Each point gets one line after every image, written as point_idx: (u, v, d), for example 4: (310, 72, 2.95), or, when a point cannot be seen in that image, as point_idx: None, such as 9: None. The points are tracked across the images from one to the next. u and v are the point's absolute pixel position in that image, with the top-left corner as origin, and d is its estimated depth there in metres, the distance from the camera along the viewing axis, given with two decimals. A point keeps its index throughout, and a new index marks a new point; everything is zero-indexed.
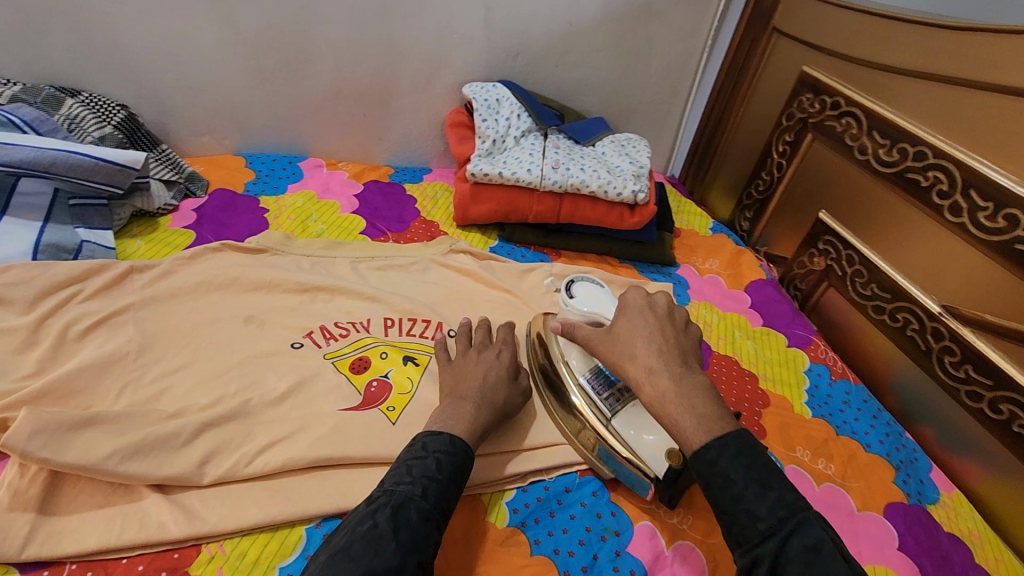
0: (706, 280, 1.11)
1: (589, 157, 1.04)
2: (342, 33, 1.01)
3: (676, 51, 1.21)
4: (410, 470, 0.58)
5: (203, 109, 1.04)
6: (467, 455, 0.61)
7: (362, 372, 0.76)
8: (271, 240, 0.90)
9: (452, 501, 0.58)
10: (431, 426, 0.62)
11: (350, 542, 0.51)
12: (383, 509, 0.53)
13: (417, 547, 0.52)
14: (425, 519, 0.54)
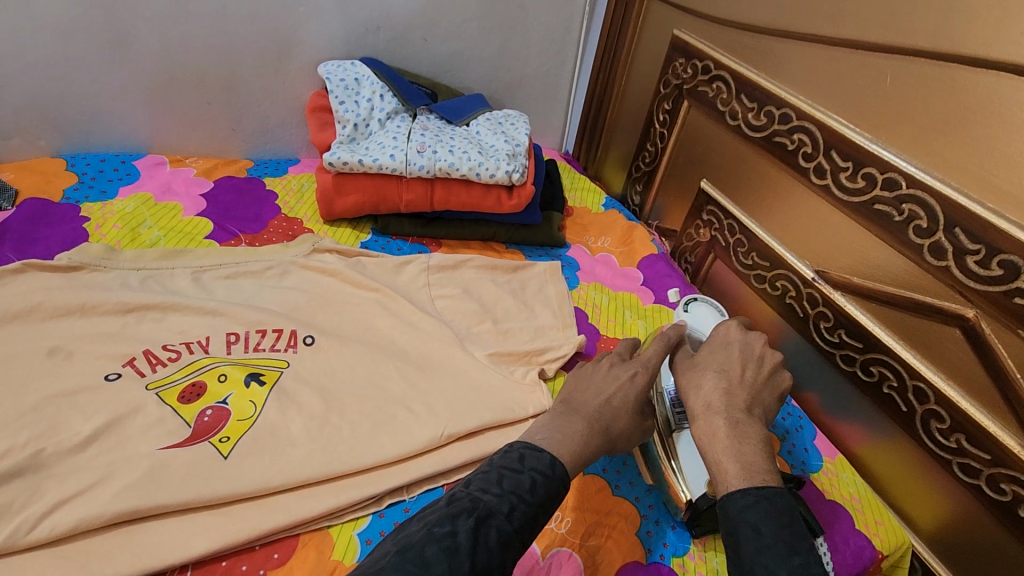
0: (597, 260, 1.07)
1: (461, 138, 0.95)
2: (163, 11, 0.89)
3: (554, 19, 1.14)
4: (500, 482, 0.53)
5: (9, 106, 0.91)
6: (563, 482, 0.56)
7: (194, 401, 0.67)
8: (89, 254, 0.78)
9: (536, 529, 0.53)
10: (533, 441, 0.58)
11: (423, 548, 0.46)
12: (467, 521, 0.49)
13: (489, 574, 0.47)
14: (504, 544, 0.49)
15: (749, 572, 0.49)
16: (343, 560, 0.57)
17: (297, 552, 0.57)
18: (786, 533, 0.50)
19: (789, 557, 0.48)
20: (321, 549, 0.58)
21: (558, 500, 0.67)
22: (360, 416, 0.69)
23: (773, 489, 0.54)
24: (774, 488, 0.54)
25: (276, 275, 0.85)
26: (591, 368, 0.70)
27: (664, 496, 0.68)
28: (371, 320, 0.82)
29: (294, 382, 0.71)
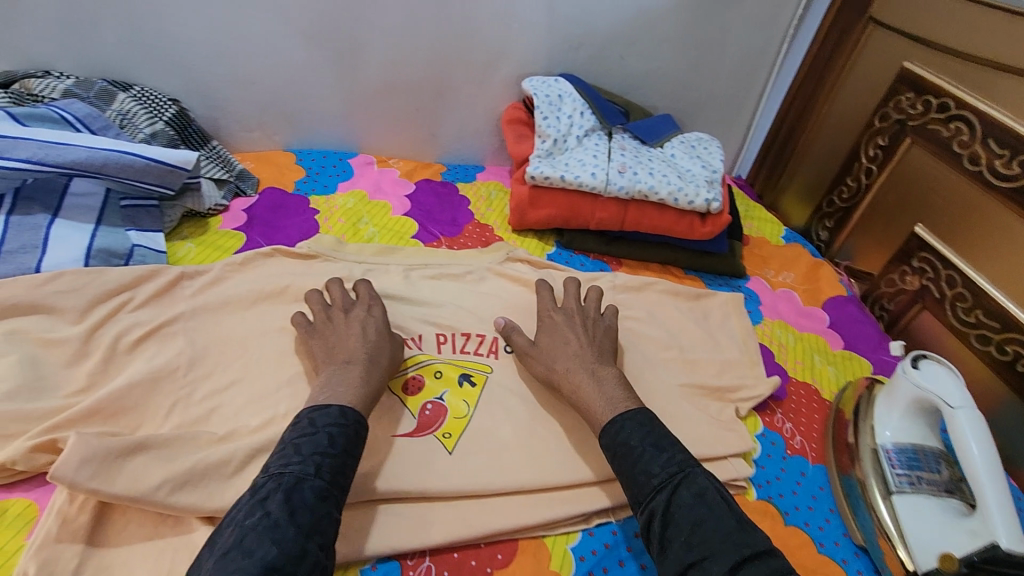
0: (779, 296, 1.02)
1: (659, 161, 0.95)
2: (396, 23, 0.93)
3: (754, 40, 1.10)
4: (299, 449, 0.54)
5: (253, 104, 0.97)
6: (360, 427, 0.58)
7: (417, 394, 0.71)
8: (323, 245, 0.85)
9: (349, 475, 0.55)
10: (319, 399, 0.59)
11: (240, 537, 0.47)
12: (274, 495, 0.50)
13: (316, 528, 0.49)
14: (322, 497, 0.51)
15: (630, 479, 0.59)
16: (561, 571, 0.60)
17: (517, 554, 0.61)
18: (653, 439, 0.61)
19: (661, 453, 0.59)
20: (539, 554, 0.61)
21: None
22: (560, 433, 0.70)
23: (633, 411, 0.64)
24: (634, 410, 0.64)
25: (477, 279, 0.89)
26: (330, 324, 0.70)
27: (876, 561, 0.67)
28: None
29: (497, 385, 0.74)
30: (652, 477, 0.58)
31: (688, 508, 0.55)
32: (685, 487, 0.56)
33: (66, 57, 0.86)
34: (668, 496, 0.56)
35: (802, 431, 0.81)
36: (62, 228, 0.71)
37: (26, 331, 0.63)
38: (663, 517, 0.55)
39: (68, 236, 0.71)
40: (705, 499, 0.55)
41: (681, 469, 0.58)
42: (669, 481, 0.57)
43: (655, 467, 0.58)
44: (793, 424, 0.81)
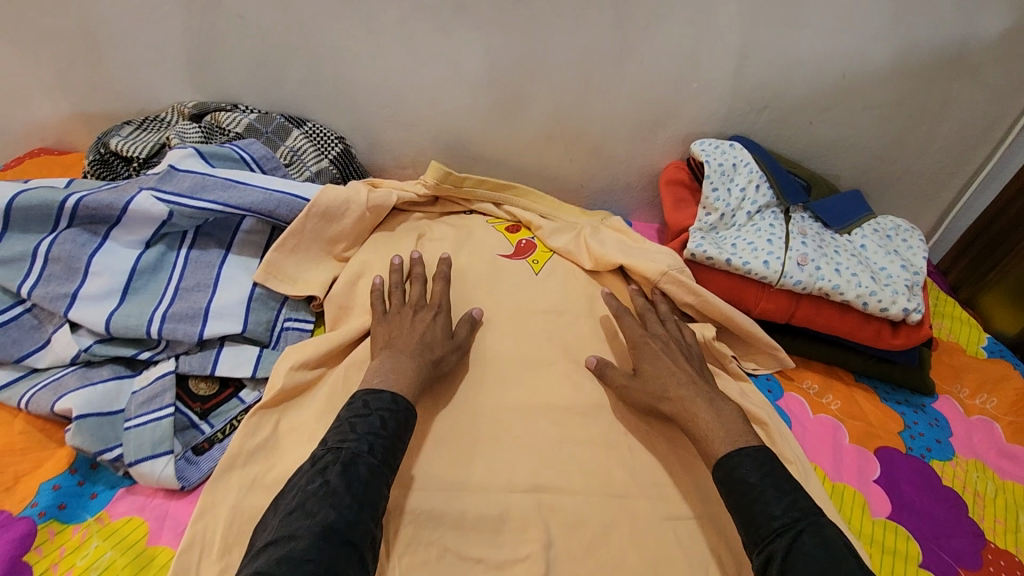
0: (974, 426, 0.85)
1: (846, 253, 0.81)
2: (567, 76, 0.89)
3: (978, 112, 0.93)
4: (354, 428, 0.59)
5: (411, 144, 0.97)
6: (410, 414, 0.62)
7: (516, 233, 0.96)
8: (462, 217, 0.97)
9: (399, 455, 0.60)
10: (372, 385, 0.63)
11: (302, 500, 0.53)
12: (332, 467, 0.55)
13: (369, 500, 0.54)
14: (374, 474, 0.56)
15: (751, 517, 0.59)
16: None
17: None
18: (773, 480, 0.61)
19: (783, 496, 0.59)
20: None
21: None
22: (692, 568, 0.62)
23: (752, 448, 0.64)
24: (753, 447, 0.64)
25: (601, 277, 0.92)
26: (401, 317, 0.72)
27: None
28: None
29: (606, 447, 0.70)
30: (772, 519, 0.58)
31: (809, 556, 0.54)
32: (808, 534, 0.56)
33: (253, 92, 0.90)
34: (789, 542, 0.56)
35: None
36: (231, 266, 0.73)
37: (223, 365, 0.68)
38: (781, 559, 0.55)
39: (236, 276, 0.73)
40: (830, 550, 0.55)
41: (804, 516, 0.58)
42: (789, 527, 0.57)
43: (776, 510, 0.58)
44: None
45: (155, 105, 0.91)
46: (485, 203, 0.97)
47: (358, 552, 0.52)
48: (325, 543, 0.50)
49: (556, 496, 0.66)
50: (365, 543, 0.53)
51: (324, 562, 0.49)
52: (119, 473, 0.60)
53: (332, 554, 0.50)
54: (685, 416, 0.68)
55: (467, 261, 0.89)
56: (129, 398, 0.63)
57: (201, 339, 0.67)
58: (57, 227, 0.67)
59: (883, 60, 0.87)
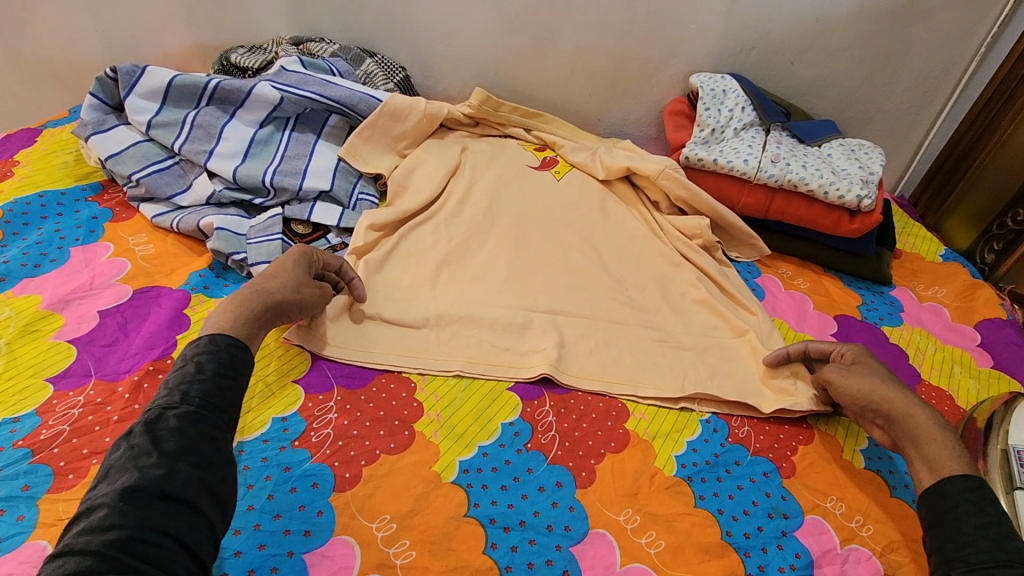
0: (925, 308, 1.00)
1: (813, 157, 1.00)
2: (589, 17, 1.09)
3: (936, 56, 1.11)
4: (167, 383, 0.53)
5: (459, 77, 1.18)
6: (235, 349, 0.58)
7: (542, 151, 1.10)
8: (493, 133, 1.11)
9: (224, 397, 0.54)
10: (190, 336, 0.58)
11: (107, 470, 0.47)
12: (137, 428, 0.49)
13: (186, 448, 0.48)
14: (192, 419, 0.50)
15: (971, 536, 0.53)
16: (663, 469, 0.68)
17: (629, 447, 0.70)
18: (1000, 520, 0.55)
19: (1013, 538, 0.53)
20: (646, 454, 0.69)
21: (861, 506, 0.68)
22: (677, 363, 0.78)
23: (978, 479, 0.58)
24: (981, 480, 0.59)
25: (610, 186, 1.06)
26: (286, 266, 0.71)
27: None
28: (684, 289, 0.91)
29: (609, 291, 0.88)
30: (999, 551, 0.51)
31: None
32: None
33: (337, 29, 1.13)
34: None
35: None
36: (322, 147, 0.95)
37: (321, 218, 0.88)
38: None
39: (326, 153, 0.94)
40: None
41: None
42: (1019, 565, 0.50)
43: (1004, 545, 0.52)
44: None
45: (260, 39, 1.15)
46: (517, 128, 1.12)
47: (181, 502, 0.46)
48: (131, 504, 0.44)
49: (570, 318, 0.83)
50: (191, 490, 0.47)
51: (131, 523, 0.43)
52: (243, 273, 0.81)
53: (139, 511, 0.43)
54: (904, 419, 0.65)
55: (501, 166, 1.04)
56: (249, 228, 0.84)
57: (300, 190, 0.88)
58: (199, 104, 0.90)
59: (851, 5, 1.06)
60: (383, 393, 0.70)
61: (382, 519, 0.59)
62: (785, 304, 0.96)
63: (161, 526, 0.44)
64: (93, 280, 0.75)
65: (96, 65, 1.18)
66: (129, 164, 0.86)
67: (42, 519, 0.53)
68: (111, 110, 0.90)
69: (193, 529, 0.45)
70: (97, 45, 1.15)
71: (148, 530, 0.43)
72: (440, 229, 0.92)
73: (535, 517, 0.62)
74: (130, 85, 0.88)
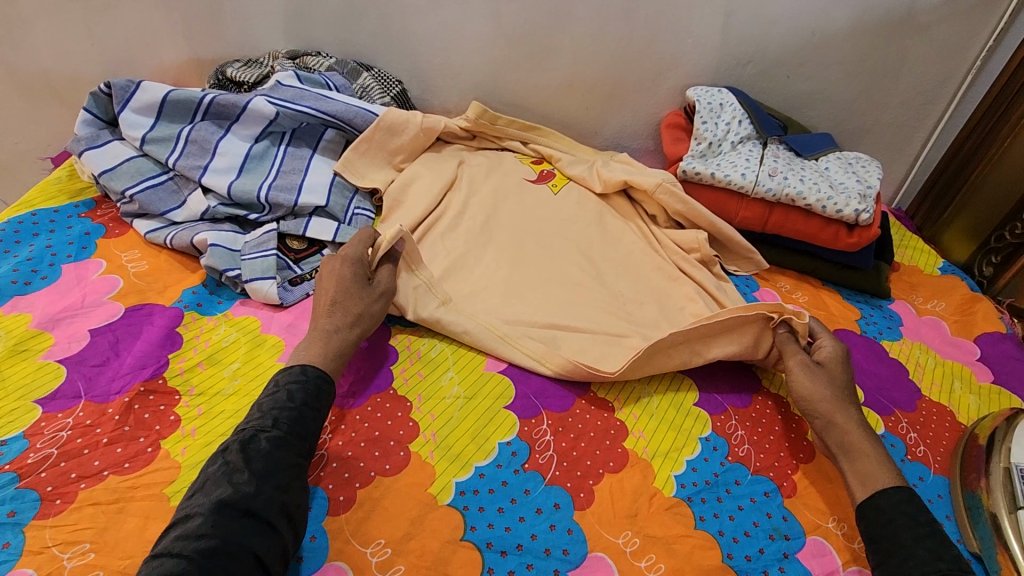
0: (924, 322, 1.00)
1: (811, 170, 1.00)
2: (586, 32, 1.09)
3: (931, 70, 1.11)
4: (261, 407, 0.60)
5: (456, 90, 1.18)
6: (320, 382, 0.63)
7: (538, 165, 1.09)
8: (491, 147, 1.10)
9: (308, 425, 0.60)
10: (283, 364, 0.65)
11: (203, 481, 0.54)
12: (232, 446, 0.56)
13: (271, 472, 0.54)
14: (279, 445, 0.56)
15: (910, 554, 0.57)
16: (663, 489, 0.67)
17: (628, 467, 0.69)
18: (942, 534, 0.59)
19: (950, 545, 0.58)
20: (645, 474, 0.68)
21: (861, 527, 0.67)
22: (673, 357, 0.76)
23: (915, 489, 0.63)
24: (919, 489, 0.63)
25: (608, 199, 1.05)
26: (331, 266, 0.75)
27: (990, 570, 0.66)
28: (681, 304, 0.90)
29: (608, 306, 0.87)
30: (939, 560, 0.56)
31: None
32: None
33: (334, 43, 1.13)
34: None
35: (928, 442, 0.79)
36: (318, 162, 0.94)
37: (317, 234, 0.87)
38: None
39: (322, 168, 0.94)
40: None
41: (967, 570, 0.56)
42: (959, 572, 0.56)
43: (943, 555, 0.57)
44: (919, 434, 0.80)
45: (257, 53, 1.15)
46: (514, 141, 1.11)
47: (262, 520, 0.51)
48: (220, 517, 0.50)
49: (567, 333, 0.82)
50: (272, 510, 0.52)
51: (220, 534, 0.49)
52: (237, 290, 0.80)
53: (227, 525, 0.50)
54: (869, 445, 0.67)
55: (499, 179, 1.04)
56: (243, 243, 0.83)
57: (296, 206, 0.88)
58: (194, 119, 0.90)
59: (846, 20, 1.06)
60: (379, 413, 0.69)
61: (377, 543, 0.58)
62: None
63: (243, 542, 0.49)
64: (85, 298, 0.74)
65: (93, 79, 1.18)
66: (123, 180, 0.85)
67: (28, 547, 0.52)
68: (106, 125, 0.90)
69: (269, 546, 0.51)
70: (94, 59, 1.15)
71: (233, 544, 0.49)
72: (438, 245, 0.91)
73: (533, 541, 0.61)
74: (124, 100, 0.88)
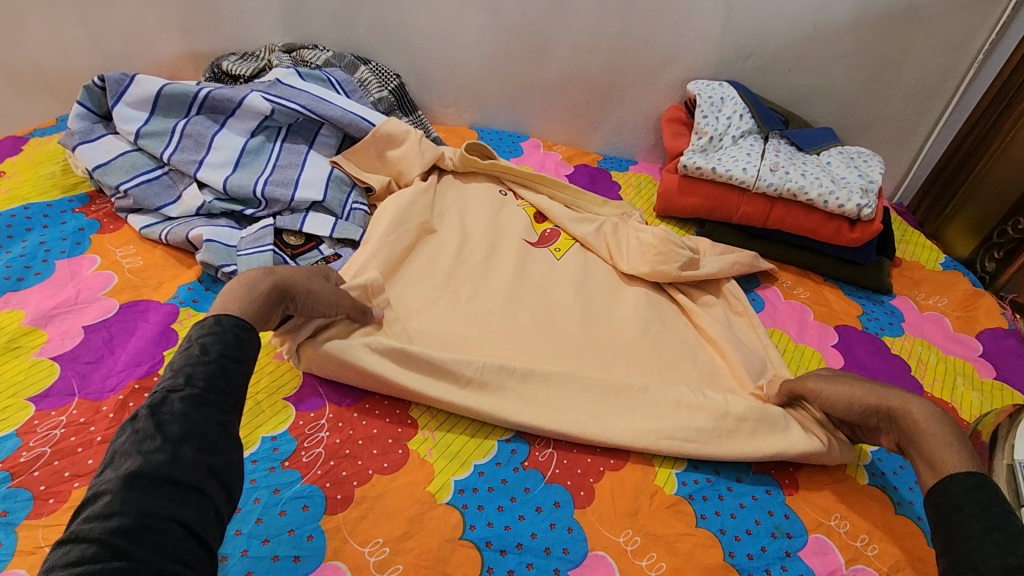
0: (926, 318, 0.99)
1: (813, 165, 1.00)
2: (585, 24, 1.08)
3: (934, 64, 1.10)
4: (171, 367, 0.50)
5: (455, 85, 1.17)
6: (238, 332, 0.54)
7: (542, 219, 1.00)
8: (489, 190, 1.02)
9: (231, 380, 0.51)
10: (196, 320, 0.55)
11: (111, 456, 0.44)
12: (141, 413, 0.47)
13: (192, 434, 0.46)
14: (196, 403, 0.48)
15: None
16: (664, 487, 0.67)
17: (628, 465, 0.68)
18: None
19: None
20: (646, 472, 0.68)
21: (865, 524, 0.66)
22: None
23: None
24: None
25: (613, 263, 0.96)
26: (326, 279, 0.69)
27: None
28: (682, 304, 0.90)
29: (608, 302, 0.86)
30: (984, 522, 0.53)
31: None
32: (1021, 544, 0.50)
33: (332, 37, 1.12)
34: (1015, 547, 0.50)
35: None
36: (315, 156, 0.93)
37: (315, 229, 0.85)
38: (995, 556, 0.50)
39: (319, 162, 0.92)
40: None
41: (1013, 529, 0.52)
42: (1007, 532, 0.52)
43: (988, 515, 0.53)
44: None
45: (253, 46, 1.14)
46: (512, 182, 1.04)
47: (188, 486, 0.44)
48: (134, 489, 0.42)
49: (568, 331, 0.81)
50: (198, 474, 0.45)
51: (135, 508, 0.41)
52: None
53: (144, 496, 0.41)
54: None
55: (495, 214, 0.98)
56: (239, 239, 0.82)
57: (292, 201, 0.86)
58: (189, 113, 0.89)
59: (849, 12, 1.05)
60: (377, 410, 0.68)
61: (374, 543, 0.57)
62: (786, 313, 0.95)
63: (166, 513, 0.42)
64: (78, 295, 0.73)
65: (86, 73, 1.16)
66: (117, 175, 0.84)
67: (20, 547, 0.51)
68: (100, 119, 0.88)
69: (198, 512, 0.43)
70: (87, 53, 1.14)
71: (155, 516, 0.41)
72: (416, 282, 0.84)
73: (532, 539, 0.60)
74: (118, 93, 0.86)
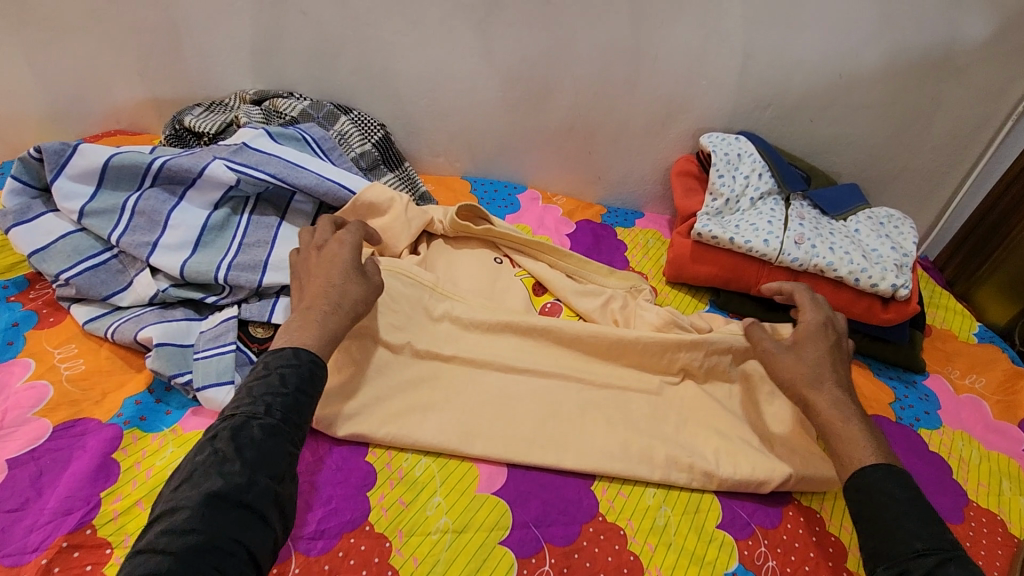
0: (963, 403, 0.90)
1: (841, 235, 0.90)
2: (588, 71, 0.98)
3: (967, 115, 1.01)
4: (251, 391, 0.51)
5: (446, 134, 1.07)
6: (315, 366, 0.55)
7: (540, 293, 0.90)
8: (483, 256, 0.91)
9: (304, 414, 0.53)
10: (274, 345, 0.56)
11: (190, 470, 0.46)
12: (222, 433, 0.48)
13: (266, 461, 0.47)
14: (273, 433, 0.49)
15: None
16: None
17: None
18: None
19: None
20: None
21: None
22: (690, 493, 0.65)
23: None
24: None
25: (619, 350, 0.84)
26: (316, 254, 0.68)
27: None
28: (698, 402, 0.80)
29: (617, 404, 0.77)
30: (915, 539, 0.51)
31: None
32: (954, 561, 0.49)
33: (309, 83, 1.01)
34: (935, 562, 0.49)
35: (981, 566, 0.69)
36: (287, 230, 0.82)
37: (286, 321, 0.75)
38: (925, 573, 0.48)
39: (291, 237, 0.82)
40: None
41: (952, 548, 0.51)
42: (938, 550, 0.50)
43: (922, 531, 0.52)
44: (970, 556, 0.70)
45: (222, 92, 1.03)
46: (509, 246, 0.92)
47: (254, 513, 0.45)
48: (211, 509, 0.43)
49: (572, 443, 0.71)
50: (265, 502, 0.46)
51: (209, 529, 0.42)
52: (189, 395, 0.69)
53: (220, 520, 0.43)
54: None
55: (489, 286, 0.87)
56: (198, 335, 0.72)
57: (259, 286, 0.76)
58: (143, 185, 0.78)
59: (878, 61, 0.95)
60: (351, 561, 0.58)
61: None
62: None
63: (236, 538, 0.43)
64: (4, 416, 0.63)
65: (38, 120, 1.05)
66: (57, 261, 0.73)
67: None
68: (40, 193, 0.78)
69: (262, 539, 0.45)
70: (38, 100, 1.03)
71: (225, 537, 0.43)
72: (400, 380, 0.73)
73: None
74: (58, 165, 0.75)
